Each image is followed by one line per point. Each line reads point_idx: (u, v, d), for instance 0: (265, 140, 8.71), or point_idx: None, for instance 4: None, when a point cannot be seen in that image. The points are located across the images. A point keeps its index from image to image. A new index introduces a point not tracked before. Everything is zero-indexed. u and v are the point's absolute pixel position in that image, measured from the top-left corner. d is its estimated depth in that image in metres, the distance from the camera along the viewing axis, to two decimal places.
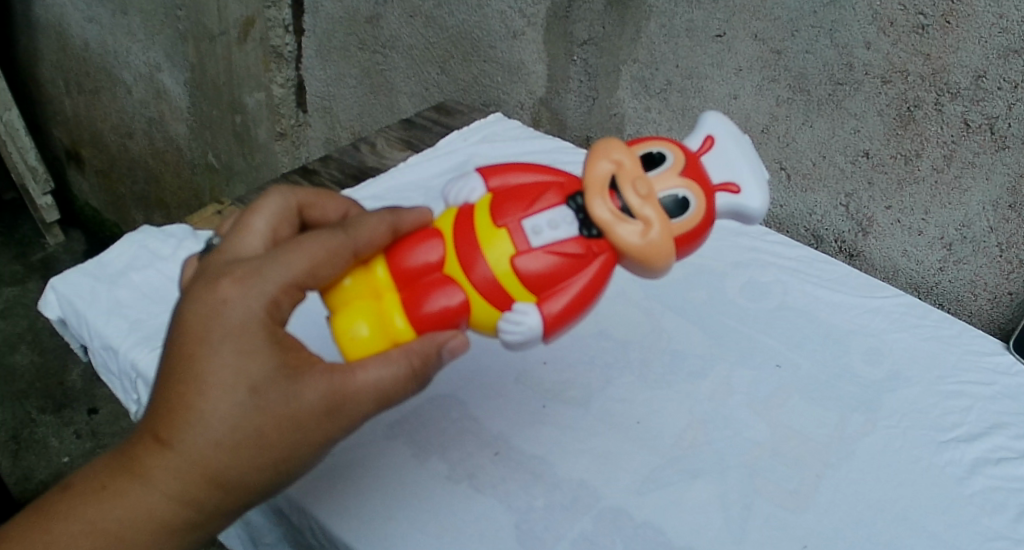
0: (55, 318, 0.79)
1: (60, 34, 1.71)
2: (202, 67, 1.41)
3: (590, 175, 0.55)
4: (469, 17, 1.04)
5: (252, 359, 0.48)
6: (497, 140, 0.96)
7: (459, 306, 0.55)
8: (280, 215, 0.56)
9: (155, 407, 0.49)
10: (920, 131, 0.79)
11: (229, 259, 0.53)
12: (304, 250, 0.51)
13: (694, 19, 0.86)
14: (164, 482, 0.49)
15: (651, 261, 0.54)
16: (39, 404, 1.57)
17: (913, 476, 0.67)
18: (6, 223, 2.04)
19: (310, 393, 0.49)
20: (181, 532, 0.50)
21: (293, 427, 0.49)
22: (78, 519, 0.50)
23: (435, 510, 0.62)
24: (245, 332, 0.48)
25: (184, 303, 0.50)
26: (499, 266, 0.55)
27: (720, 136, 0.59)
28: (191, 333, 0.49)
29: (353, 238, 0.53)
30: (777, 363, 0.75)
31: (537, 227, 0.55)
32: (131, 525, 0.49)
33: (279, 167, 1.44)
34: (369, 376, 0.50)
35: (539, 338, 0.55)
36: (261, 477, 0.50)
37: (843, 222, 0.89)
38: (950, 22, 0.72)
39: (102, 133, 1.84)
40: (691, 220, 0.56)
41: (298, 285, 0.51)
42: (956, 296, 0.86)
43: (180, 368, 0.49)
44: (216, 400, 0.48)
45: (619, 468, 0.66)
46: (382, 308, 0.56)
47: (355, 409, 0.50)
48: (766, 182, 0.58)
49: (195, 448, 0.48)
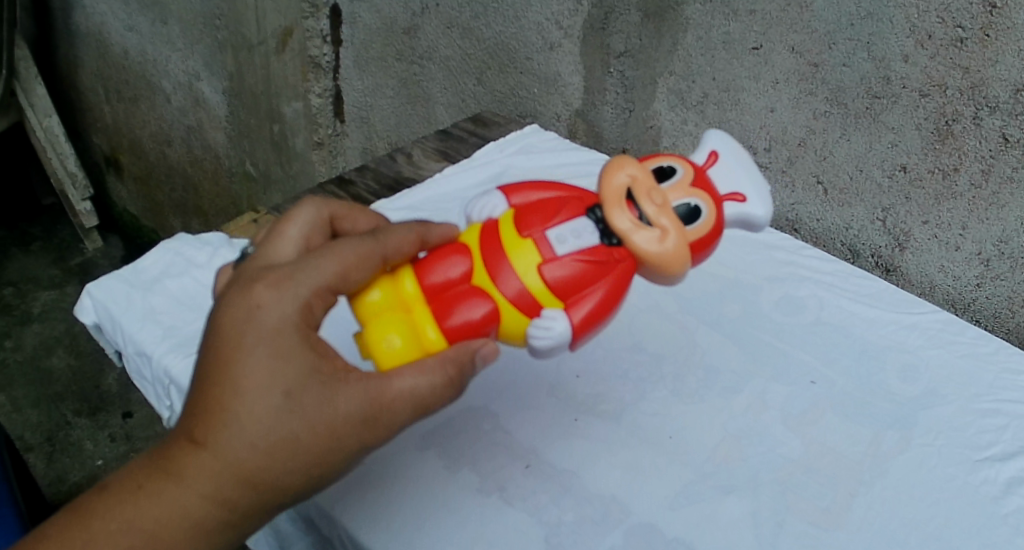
0: (90, 323, 0.80)
1: (100, 42, 1.74)
2: (240, 76, 1.43)
3: (607, 189, 0.57)
4: (506, 28, 1.04)
5: (288, 362, 0.49)
6: (533, 151, 0.96)
7: (488, 315, 0.55)
8: (312, 224, 0.57)
9: (192, 409, 0.50)
10: (959, 145, 0.78)
11: (263, 265, 0.53)
12: (336, 255, 0.51)
13: (731, 31, 0.86)
14: (199, 482, 0.49)
15: (669, 267, 0.56)
16: (74, 407, 1.59)
17: (946, 496, 0.66)
18: (46, 228, 2.07)
19: (346, 398, 0.49)
20: (214, 533, 0.50)
21: (327, 432, 0.49)
22: (115, 517, 0.50)
23: (463, 520, 0.62)
24: (279, 335, 0.49)
25: (219, 307, 0.51)
26: (527, 274, 0.55)
27: (722, 151, 0.61)
28: (225, 337, 0.49)
29: (382, 243, 0.54)
30: (812, 380, 0.74)
31: (561, 236, 0.56)
32: (165, 525, 0.49)
33: (317, 175, 1.45)
34: (405, 384, 0.50)
35: (568, 343, 0.56)
36: (295, 480, 0.50)
37: (880, 237, 0.88)
38: (989, 35, 0.72)
39: (141, 141, 1.87)
40: (703, 227, 0.58)
41: (331, 289, 0.51)
42: (994, 313, 0.85)
43: (216, 371, 0.49)
44: (252, 402, 0.48)
45: (651, 483, 0.65)
46: (413, 320, 0.56)
47: (389, 417, 0.50)
48: (768, 192, 0.61)
49: (231, 448, 0.48)
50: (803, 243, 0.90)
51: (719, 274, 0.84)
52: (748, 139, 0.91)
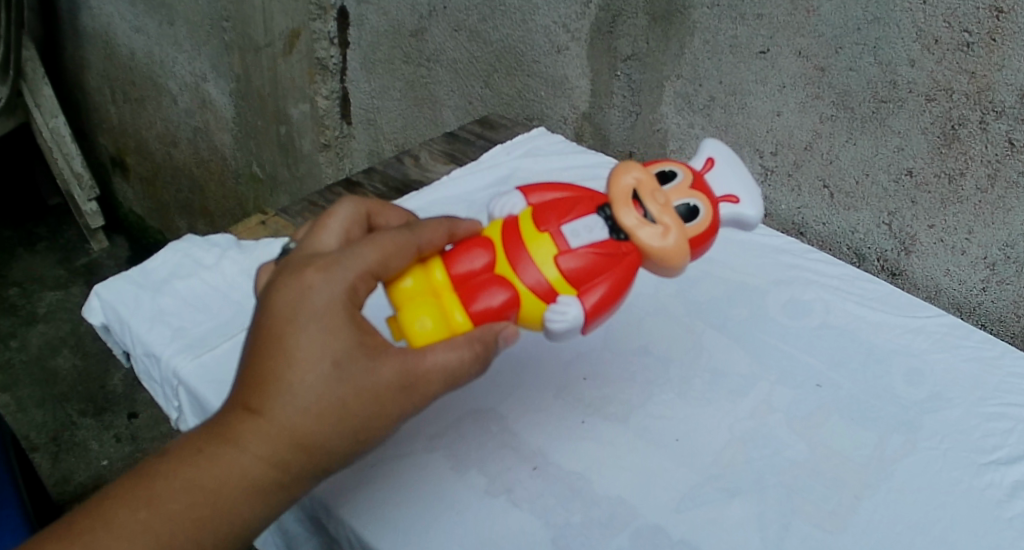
0: (98, 324, 0.80)
1: (107, 43, 1.75)
2: (247, 78, 1.43)
3: (614, 189, 0.58)
4: (514, 31, 1.05)
5: (338, 335, 0.50)
6: (540, 153, 0.96)
7: (509, 302, 0.56)
8: (352, 220, 0.57)
9: (244, 379, 0.50)
10: (965, 150, 0.78)
11: (308, 253, 0.54)
12: (378, 242, 0.52)
13: (738, 35, 0.86)
14: (255, 446, 0.49)
15: (669, 261, 0.57)
16: (79, 408, 1.60)
17: (952, 499, 0.66)
18: (51, 228, 2.08)
19: (389, 369, 0.50)
20: (267, 497, 0.51)
21: (374, 400, 0.50)
22: (179, 476, 0.50)
23: (471, 521, 0.62)
24: (329, 312, 0.50)
25: (269, 288, 0.51)
26: (546, 263, 0.56)
27: (720, 158, 0.62)
28: (278, 314, 0.50)
29: (418, 235, 0.55)
30: (817, 383, 0.74)
31: (576, 230, 0.57)
32: (223, 486, 0.50)
33: (323, 177, 1.46)
34: (438, 358, 0.51)
35: (580, 329, 0.56)
36: (344, 446, 0.50)
37: (886, 240, 0.88)
38: (996, 40, 0.72)
39: (147, 141, 1.87)
40: (703, 225, 0.58)
41: (373, 274, 0.52)
42: (999, 317, 0.85)
43: (269, 344, 0.50)
44: (305, 370, 0.49)
45: (658, 485, 0.65)
46: (443, 304, 0.56)
47: (427, 389, 0.51)
48: (759, 195, 0.62)
49: (287, 414, 0.49)
50: (809, 247, 0.90)
51: (726, 276, 0.85)
52: (755, 143, 0.92)
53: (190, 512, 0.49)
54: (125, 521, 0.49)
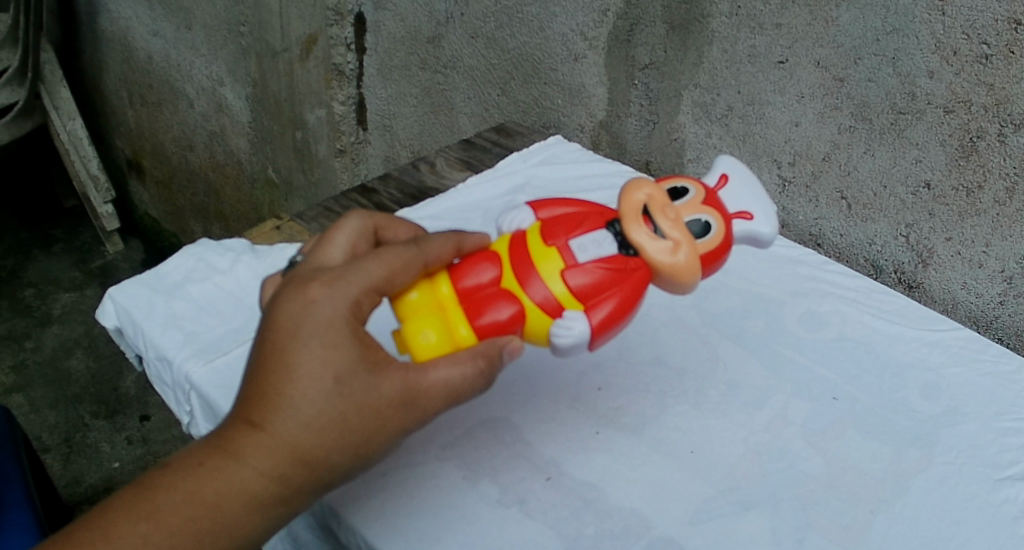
0: (111, 327, 0.80)
1: (125, 46, 1.76)
2: (264, 83, 1.44)
3: (626, 205, 0.57)
4: (531, 39, 1.05)
5: (339, 351, 0.49)
6: (556, 162, 0.96)
7: (516, 316, 0.56)
8: (359, 233, 0.57)
9: (246, 393, 0.50)
10: (983, 163, 0.77)
11: (313, 268, 0.54)
12: (383, 258, 0.52)
13: (756, 45, 0.86)
14: (255, 460, 0.49)
15: (677, 276, 0.56)
16: (92, 409, 1.60)
17: (968, 515, 0.65)
18: (68, 230, 2.09)
19: (388, 385, 0.50)
20: (267, 510, 0.50)
21: (372, 415, 0.50)
22: (181, 489, 0.50)
23: (483, 533, 0.62)
24: (331, 328, 0.50)
25: (273, 305, 0.52)
26: (553, 280, 0.56)
27: (733, 175, 0.62)
28: (281, 328, 0.50)
29: (424, 251, 0.54)
30: (833, 396, 0.74)
31: (583, 245, 0.57)
32: (224, 498, 0.49)
33: (338, 183, 1.46)
34: (441, 374, 0.51)
35: (586, 344, 0.56)
36: (343, 461, 0.50)
37: (903, 253, 0.87)
38: (1014, 52, 0.71)
39: (163, 145, 1.88)
40: (714, 241, 0.58)
41: (377, 290, 0.52)
42: (1017, 331, 0.84)
43: (271, 360, 0.50)
44: (305, 386, 0.49)
45: (672, 497, 0.65)
46: (447, 318, 0.56)
47: (427, 404, 0.51)
48: (773, 210, 0.61)
49: (287, 427, 0.49)
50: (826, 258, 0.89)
51: (743, 287, 0.84)
52: (773, 153, 0.91)
53: (189, 525, 0.49)
54: (126, 533, 0.49)
